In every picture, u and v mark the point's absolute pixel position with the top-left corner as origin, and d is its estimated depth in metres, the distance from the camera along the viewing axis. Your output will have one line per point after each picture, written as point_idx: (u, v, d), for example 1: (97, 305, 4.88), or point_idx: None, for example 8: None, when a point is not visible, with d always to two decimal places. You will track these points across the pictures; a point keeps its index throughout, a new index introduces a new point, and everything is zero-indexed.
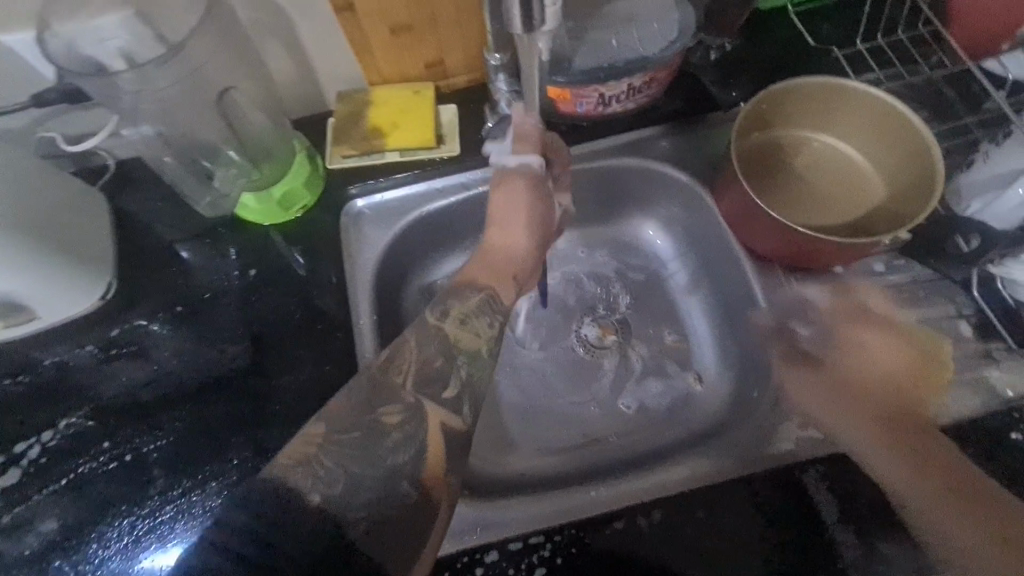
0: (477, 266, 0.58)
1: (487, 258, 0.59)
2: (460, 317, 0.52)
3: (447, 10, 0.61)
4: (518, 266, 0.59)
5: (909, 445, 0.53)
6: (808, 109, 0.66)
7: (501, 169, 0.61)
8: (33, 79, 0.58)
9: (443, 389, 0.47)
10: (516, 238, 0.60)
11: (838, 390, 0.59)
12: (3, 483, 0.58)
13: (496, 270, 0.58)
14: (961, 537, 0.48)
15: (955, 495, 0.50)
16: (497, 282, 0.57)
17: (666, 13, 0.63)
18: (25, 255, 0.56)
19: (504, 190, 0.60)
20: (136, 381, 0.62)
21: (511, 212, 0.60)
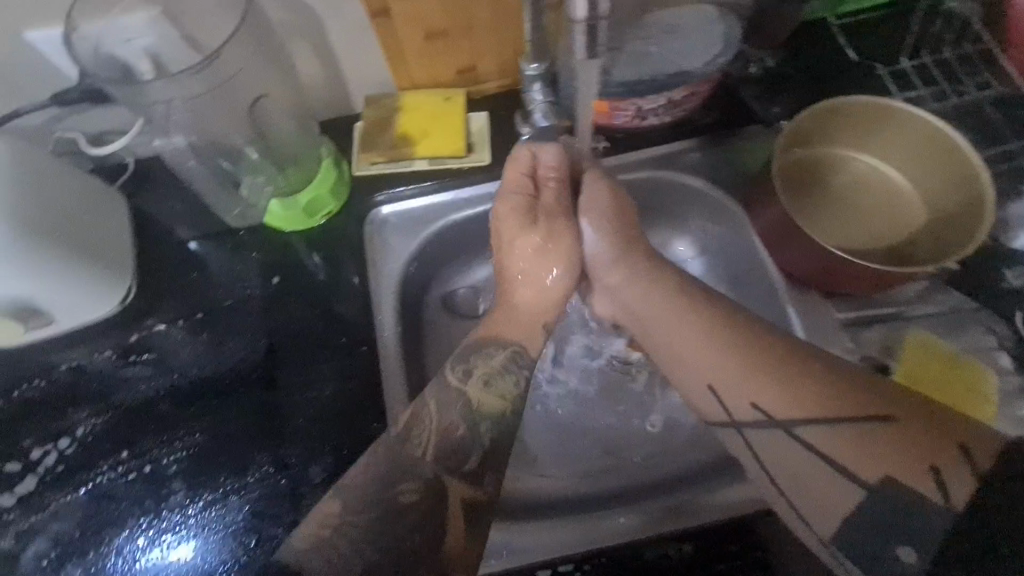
0: (503, 314, 0.55)
1: (513, 305, 0.55)
2: (486, 378, 0.51)
3: (483, 16, 0.59)
4: (549, 312, 0.56)
5: (684, 301, 0.53)
6: (851, 128, 0.64)
7: (527, 209, 0.55)
8: (55, 78, 0.57)
9: (466, 460, 0.48)
10: (545, 282, 0.56)
11: (619, 256, 0.57)
12: (19, 490, 0.57)
13: (524, 321, 0.55)
14: (735, 384, 0.47)
15: (725, 349, 0.48)
16: (524, 334, 0.54)
17: (710, 27, 0.61)
18: (46, 260, 0.54)
19: (519, 231, 0.55)
20: (155, 388, 0.61)
21: (532, 255, 0.55)
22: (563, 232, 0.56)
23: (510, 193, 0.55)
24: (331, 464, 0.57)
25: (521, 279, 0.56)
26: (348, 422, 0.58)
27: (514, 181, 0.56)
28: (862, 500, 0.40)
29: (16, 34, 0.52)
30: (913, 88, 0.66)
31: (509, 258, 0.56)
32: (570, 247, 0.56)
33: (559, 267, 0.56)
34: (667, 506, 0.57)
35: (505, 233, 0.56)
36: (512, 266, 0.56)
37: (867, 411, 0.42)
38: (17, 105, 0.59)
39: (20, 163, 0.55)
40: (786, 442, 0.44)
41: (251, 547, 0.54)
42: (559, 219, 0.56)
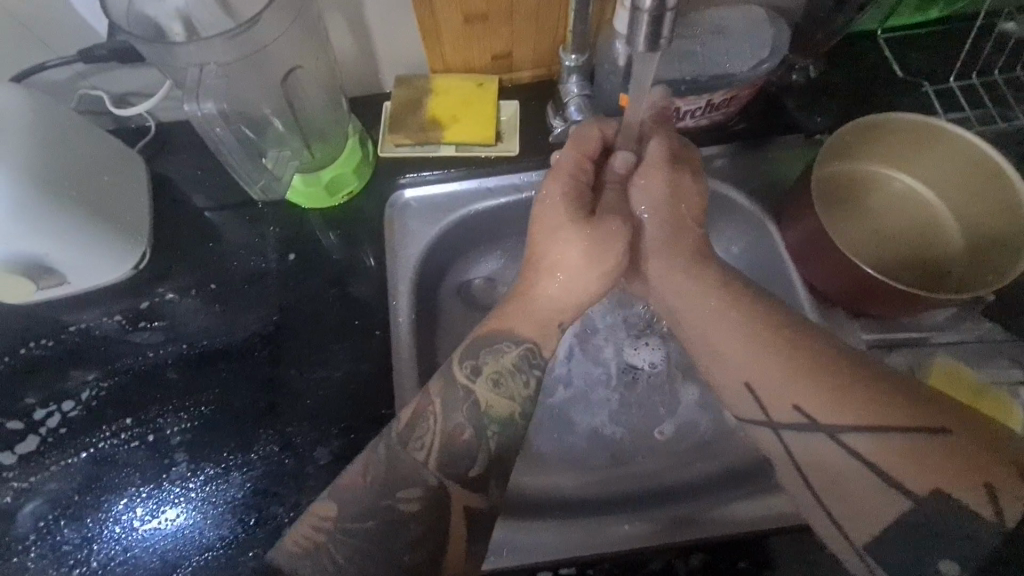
0: (520, 303, 0.52)
1: (534, 296, 0.52)
2: (495, 378, 0.50)
3: (526, 3, 0.57)
4: (568, 311, 0.53)
5: (723, 294, 0.50)
6: (894, 145, 0.62)
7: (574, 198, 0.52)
8: (84, 33, 0.56)
9: (470, 468, 0.47)
10: (577, 280, 0.51)
11: (663, 239, 0.52)
12: (20, 450, 0.57)
13: (540, 316, 0.52)
14: (780, 387, 0.46)
15: (773, 349, 0.46)
16: (536, 332, 0.52)
17: (760, 30, 0.59)
18: (63, 220, 0.53)
19: (565, 217, 0.51)
20: (163, 357, 0.60)
21: (571, 247, 0.51)
22: (613, 232, 0.51)
23: (564, 176, 0.53)
24: (336, 446, 0.56)
25: (551, 270, 0.52)
26: (356, 406, 0.58)
27: (570, 166, 0.53)
28: (907, 509, 0.41)
29: None
30: (958, 110, 0.64)
31: (548, 247, 0.51)
32: (613, 250, 0.51)
33: (597, 267, 0.51)
34: (675, 517, 0.56)
35: (545, 219, 0.52)
36: (547, 254, 0.51)
37: (921, 424, 0.41)
38: (43, 58, 0.57)
39: (42, 120, 0.53)
40: (827, 445, 0.44)
41: (251, 525, 0.53)
42: (612, 217, 0.51)
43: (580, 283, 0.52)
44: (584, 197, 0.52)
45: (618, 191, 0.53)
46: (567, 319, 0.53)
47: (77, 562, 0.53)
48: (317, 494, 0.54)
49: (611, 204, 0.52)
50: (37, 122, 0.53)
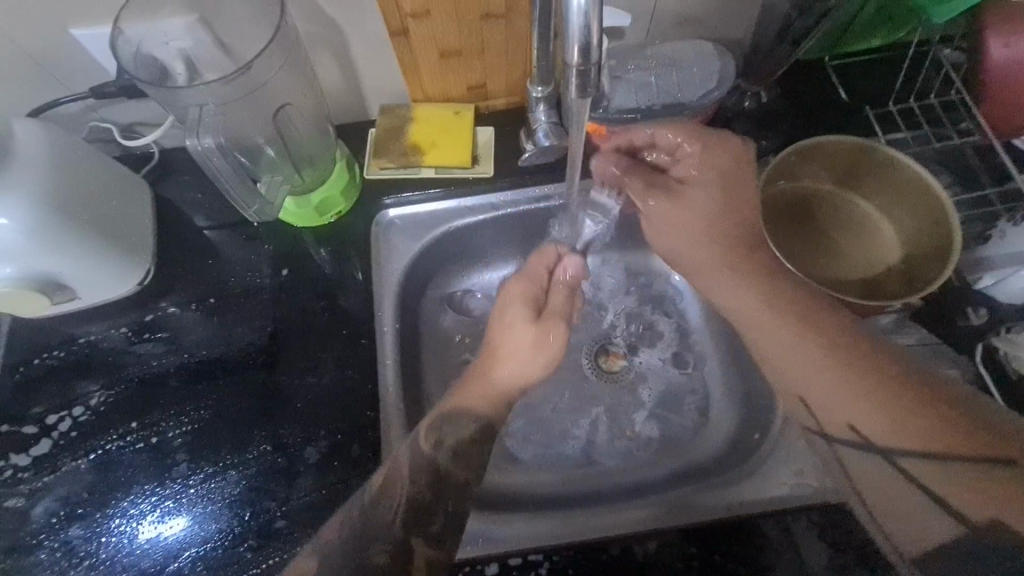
0: (478, 389, 0.60)
1: (489, 379, 0.60)
2: (453, 452, 0.55)
3: (495, 42, 0.63)
4: (513, 393, 0.61)
5: (789, 317, 0.58)
6: (834, 167, 0.68)
7: (532, 298, 0.63)
8: (94, 72, 0.62)
9: (430, 523, 0.52)
10: (523, 369, 0.61)
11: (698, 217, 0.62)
12: (34, 452, 0.61)
13: (490, 398, 0.59)
14: (836, 404, 0.55)
15: (837, 372, 0.55)
16: (486, 407, 0.59)
17: (710, 62, 0.67)
18: (76, 242, 0.58)
19: (520, 319, 0.62)
20: (165, 366, 0.65)
21: (521, 343, 0.61)
22: (552, 333, 0.62)
23: (528, 282, 0.65)
24: (325, 445, 0.61)
25: (505, 359, 0.61)
26: (343, 409, 0.63)
27: (538, 274, 0.66)
28: (962, 534, 0.49)
29: (61, 32, 0.57)
30: (897, 132, 0.70)
31: (504, 338, 0.62)
32: (554, 345, 0.62)
33: (544, 361, 0.62)
34: (670, 505, 0.61)
35: (511, 313, 0.63)
36: (500, 344, 0.62)
37: (974, 455, 0.49)
38: (57, 95, 0.63)
39: (58, 150, 0.58)
40: (882, 465, 0.54)
41: (245, 519, 0.58)
42: (557, 321, 0.62)
43: (532, 367, 0.61)
44: (539, 301, 0.64)
45: (562, 295, 0.64)
46: (516, 397, 0.62)
47: (85, 555, 0.58)
48: (306, 490, 0.59)
49: (558, 308, 0.63)
50: (54, 152, 0.58)
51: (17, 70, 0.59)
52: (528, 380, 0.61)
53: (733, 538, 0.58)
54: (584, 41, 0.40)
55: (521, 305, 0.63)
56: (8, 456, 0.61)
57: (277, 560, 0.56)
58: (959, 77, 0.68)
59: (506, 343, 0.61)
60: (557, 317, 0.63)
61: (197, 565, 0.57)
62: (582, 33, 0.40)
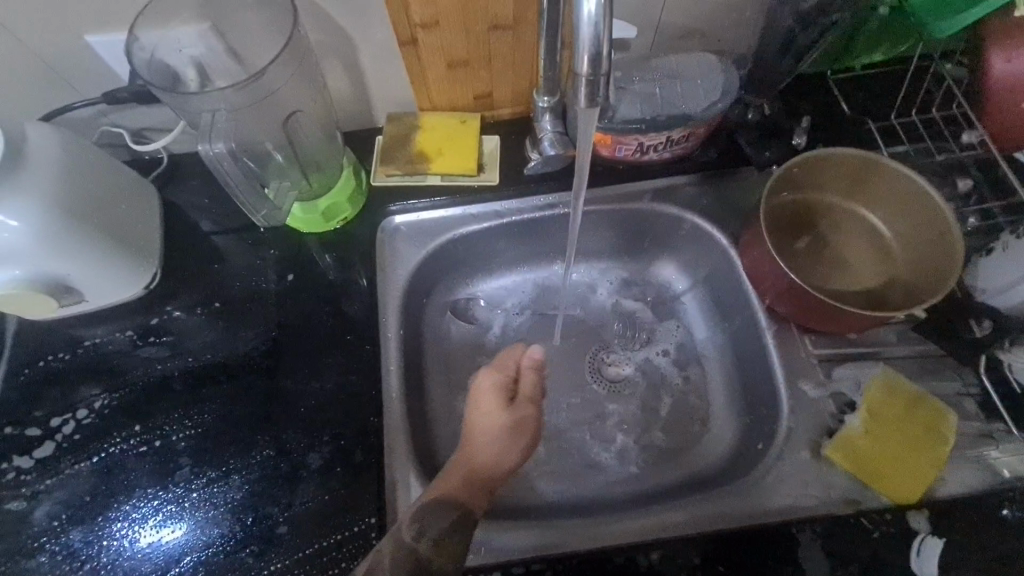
0: (461, 475, 0.54)
1: (472, 463, 0.55)
2: (436, 542, 0.48)
3: (503, 52, 0.64)
4: (495, 479, 0.55)
5: None
6: (837, 179, 0.69)
7: (504, 384, 0.61)
8: (106, 78, 0.63)
9: None
10: (503, 454, 0.56)
11: None
12: (37, 454, 0.61)
13: (474, 483, 0.53)
14: None
15: None
16: (469, 496, 0.52)
17: (713, 74, 0.68)
18: (84, 245, 0.59)
19: (493, 404, 0.59)
20: (170, 369, 0.65)
21: (497, 428, 0.57)
22: (527, 417, 0.59)
23: (497, 372, 0.61)
24: (328, 450, 0.61)
25: (484, 443, 0.56)
26: (347, 414, 0.63)
27: (507, 365, 0.62)
28: None
29: (75, 38, 0.58)
30: (899, 144, 0.70)
31: (477, 428, 0.58)
32: (529, 428, 0.59)
33: (519, 450, 0.57)
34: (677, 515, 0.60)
35: (483, 403, 0.59)
36: (478, 429, 0.57)
37: None
38: (68, 100, 0.64)
39: (69, 152, 0.59)
40: None
41: (248, 523, 0.58)
42: (530, 406, 0.60)
43: (510, 449, 0.57)
44: (508, 389, 0.61)
45: (531, 380, 0.61)
46: (496, 488, 0.55)
47: (87, 558, 0.57)
48: (309, 495, 0.59)
49: (530, 393, 0.60)
50: (65, 154, 0.58)
51: (30, 74, 0.60)
52: (508, 466, 0.56)
53: (737, 549, 0.58)
54: (594, 51, 0.41)
55: (496, 393, 0.60)
56: (10, 459, 0.61)
57: (279, 565, 0.56)
58: (961, 90, 0.69)
59: (478, 434, 0.57)
60: (530, 399, 0.60)
61: (198, 570, 0.56)
62: (592, 44, 0.40)
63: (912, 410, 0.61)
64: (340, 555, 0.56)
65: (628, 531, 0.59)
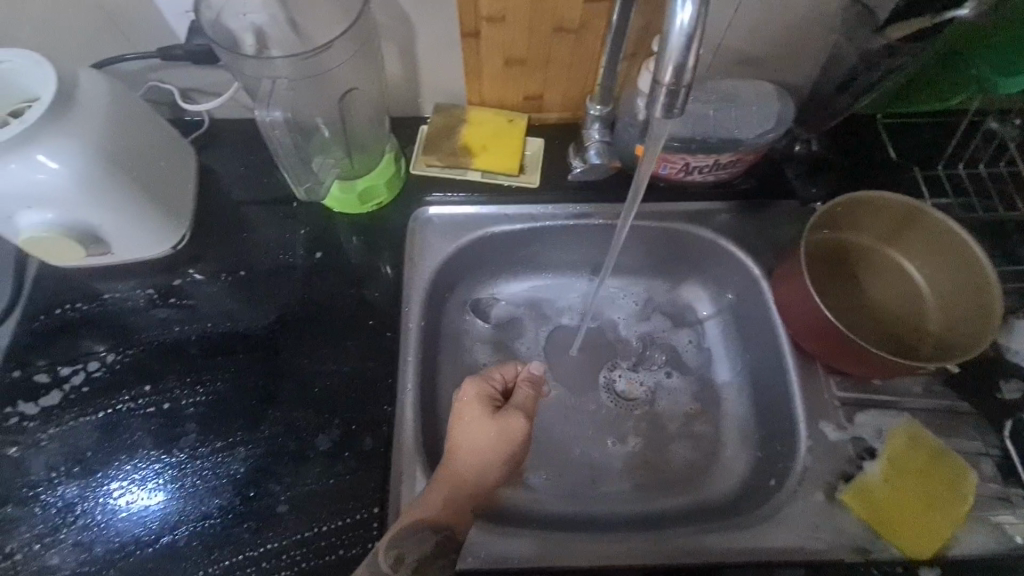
0: (442, 491, 0.52)
1: (453, 477, 0.53)
2: (415, 567, 0.48)
3: (562, 55, 0.64)
4: (478, 494, 0.53)
5: None
6: (880, 223, 0.68)
7: (494, 398, 0.57)
8: (163, 34, 0.62)
9: None
10: (487, 470, 0.53)
11: None
12: (43, 402, 0.60)
13: (454, 500, 0.52)
14: None
15: None
16: (449, 513, 0.51)
17: (767, 104, 0.67)
18: (117, 197, 0.57)
19: (477, 413, 0.55)
20: (187, 332, 0.64)
21: (481, 441, 0.54)
22: (514, 429, 0.54)
23: (485, 380, 0.58)
24: (337, 434, 0.60)
25: (466, 455, 0.53)
26: (360, 399, 0.62)
27: (495, 376, 0.59)
28: None
29: None
30: (943, 195, 0.70)
31: (462, 441, 0.54)
32: (516, 443, 0.54)
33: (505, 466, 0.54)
34: (685, 543, 0.59)
35: (468, 416, 0.55)
36: (461, 440, 0.54)
37: None
38: (122, 50, 0.63)
39: (117, 102, 0.58)
40: None
41: (249, 498, 0.57)
42: (518, 417, 0.55)
43: (495, 465, 0.53)
44: (495, 399, 0.57)
45: (525, 397, 0.57)
46: (482, 501, 0.54)
47: (80, 513, 0.56)
48: (313, 478, 0.58)
49: (521, 405, 0.56)
50: (113, 103, 0.57)
51: (89, 19, 0.60)
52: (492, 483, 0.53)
53: None
54: (680, 62, 0.40)
55: (485, 408, 0.56)
56: (15, 404, 0.60)
57: (275, 545, 0.55)
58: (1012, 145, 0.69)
59: (462, 447, 0.54)
60: (521, 414, 0.55)
61: (193, 540, 0.55)
62: (680, 54, 0.40)
63: (933, 462, 0.59)
64: (338, 542, 0.55)
65: (634, 554, 0.58)
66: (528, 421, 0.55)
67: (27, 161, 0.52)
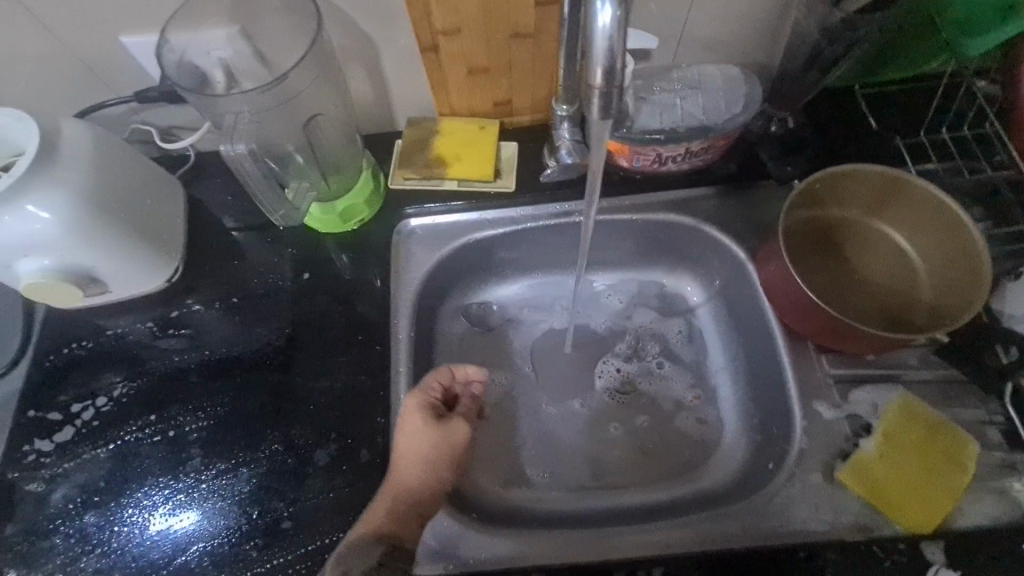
0: (387, 501, 0.54)
1: (399, 486, 0.55)
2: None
3: (522, 59, 0.65)
4: (424, 500, 0.55)
5: None
6: (862, 196, 0.67)
7: (433, 407, 0.60)
8: (138, 79, 0.65)
9: None
10: (433, 476, 0.56)
11: None
12: (57, 438, 0.63)
13: (399, 508, 0.54)
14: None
15: None
16: (396, 524, 0.52)
17: (734, 87, 0.68)
18: (108, 238, 0.60)
19: (419, 422, 0.58)
20: (187, 361, 0.67)
21: (424, 448, 0.57)
22: (458, 434, 0.58)
23: (425, 391, 0.60)
24: (334, 449, 0.62)
25: (410, 464, 0.56)
26: (355, 413, 0.63)
27: (435, 385, 0.61)
28: None
29: (111, 39, 0.60)
30: (927, 163, 0.68)
31: (406, 450, 0.57)
32: (458, 446, 0.58)
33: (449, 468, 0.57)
34: (683, 531, 0.59)
35: (410, 426, 0.58)
36: (405, 449, 0.57)
37: None
38: (103, 97, 0.66)
39: (99, 147, 0.60)
40: None
41: (254, 517, 0.59)
42: (460, 423, 0.59)
43: (439, 470, 0.56)
44: (437, 407, 0.60)
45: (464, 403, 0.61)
46: (432, 506, 0.56)
47: (99, 541, 0.59)
48: (313, 493, 0.60)
49: (464, 413, 0.61)
50: (97, 150, 0.60)
51: (68, 71, 0.63)
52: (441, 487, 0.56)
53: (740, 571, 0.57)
54: (608, 64, 0.42)
55: (426, 418, 0.58)
56: (31, 441, 0.63)
57: (281, 560, 0.57)
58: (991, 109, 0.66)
59: (404, 455, 0.57)
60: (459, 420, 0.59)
61: (204, 560, 0.57)
62: (607, 57, 0.41)
63: (929, 437, 0.59)
64: None
65: (633, 545, 0.58)
66: (470, 427, 0.60)
67: (20, 213, 0.55)
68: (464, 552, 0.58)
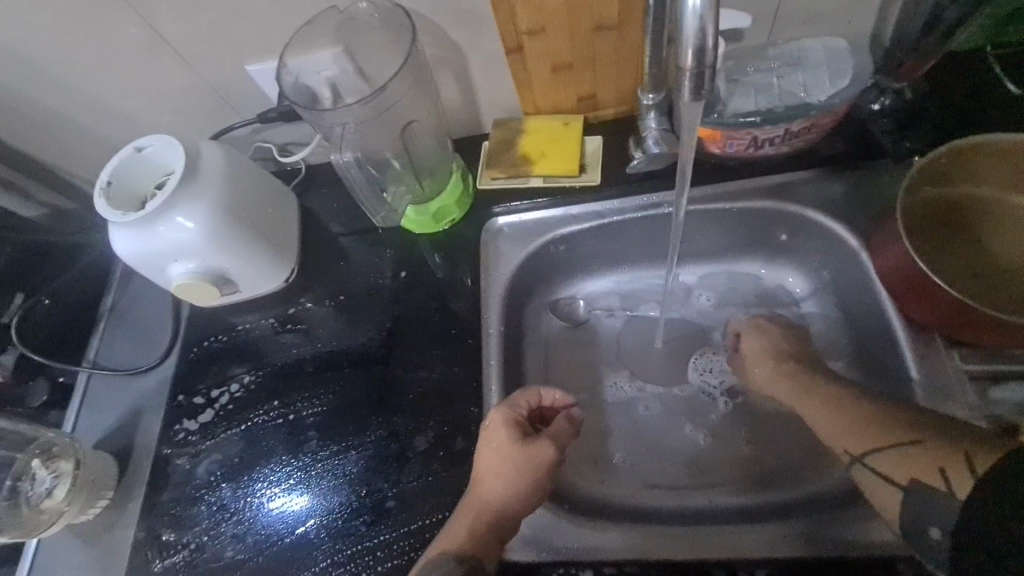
0: (468, 519, 0.56)
1: (480, 503, 0.57)
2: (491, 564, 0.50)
3: (606, 51, 0.65)
4: (505, 517, 0.57)
5: None
6: (998, 172, 0.59)
7: (517, 425, 0.61)
8: (261, 101, 0.73)
9: None
10: (515, 497, 0.57)
11: None
12: (201, 419, 0.73)
13: (480, 526, 0.56)
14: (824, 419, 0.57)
15: None
16: (476, 543, 0.55)
17: (840, 61, 0.63)
18: (236, 243, 0.68)
19: (505, 438, 0.59)
20: (303, 353, 0.74)
21: (506, 467, 0.58)
22: (542, 454, 0.60)
23: (510, 408, 0.62)
24: (432, 435, 0.65)
25: (491, 481, 0.58)
26: (450, 402, 0.67)
27: (519, 402, 0.63)
28: None
29: (241, 67, 0.68)
30: None
31: (488, 465, 0.59)
32: (542, 466, 0.60)
33: (530, 489, 0.59)
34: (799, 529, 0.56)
35: (493, 442, 0.60)
36: (486, 467, 0.58)
37: None
38: (234, 120, 0.76)
39: (230, 164, 0.68)
40: None
41: (362, 495, 0.64)
42: (544, 444, 0.60)
43: (522, 492, 0.58)
44: (522, 425, 0.61)
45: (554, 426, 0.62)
46: (513, 526, 0.58)
47: (235, 510, 0.67)
48: (415, 475, 0.64)
49: (552, 433, 0.61)
50: (228, 166, 0.68)
51: (205, 98, 0.72)
52: (524, 508, 0.58)
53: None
54: (699, 44, 0.41)
55: (508, 436, 0.59)
56: (181, 421, 0.73)
57: (388, 536, 0.61)
58: None
59: (486, 473, 0.58)
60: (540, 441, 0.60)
61: (321, 532, 0.63)
62: (697, 36, 0.41)
63: None
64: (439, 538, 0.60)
65: (738, 545, 0.56)
66: (556, 450, 0.61)
67: (170, 223, 0.64)
68: (557, 542, 0.59)
